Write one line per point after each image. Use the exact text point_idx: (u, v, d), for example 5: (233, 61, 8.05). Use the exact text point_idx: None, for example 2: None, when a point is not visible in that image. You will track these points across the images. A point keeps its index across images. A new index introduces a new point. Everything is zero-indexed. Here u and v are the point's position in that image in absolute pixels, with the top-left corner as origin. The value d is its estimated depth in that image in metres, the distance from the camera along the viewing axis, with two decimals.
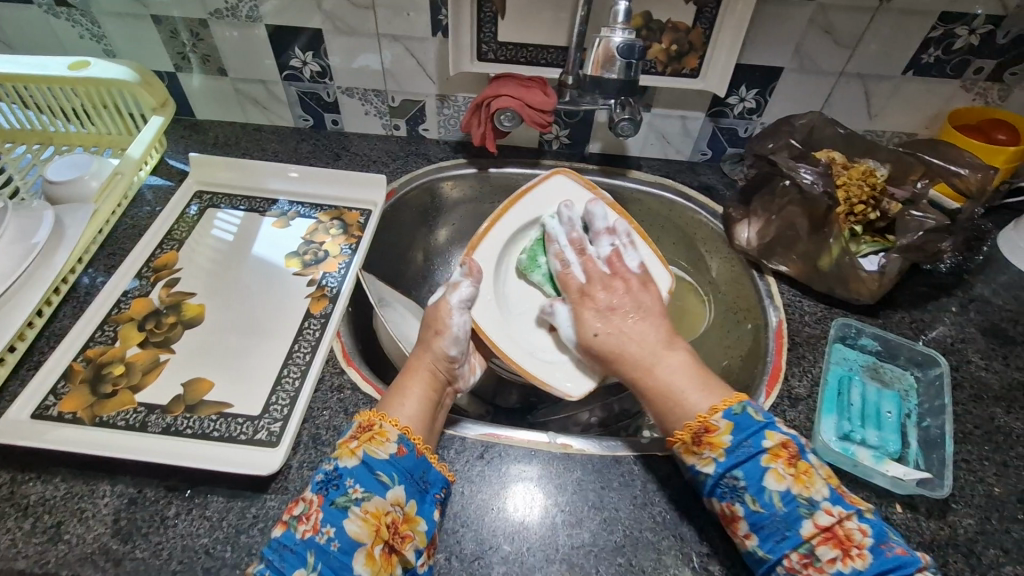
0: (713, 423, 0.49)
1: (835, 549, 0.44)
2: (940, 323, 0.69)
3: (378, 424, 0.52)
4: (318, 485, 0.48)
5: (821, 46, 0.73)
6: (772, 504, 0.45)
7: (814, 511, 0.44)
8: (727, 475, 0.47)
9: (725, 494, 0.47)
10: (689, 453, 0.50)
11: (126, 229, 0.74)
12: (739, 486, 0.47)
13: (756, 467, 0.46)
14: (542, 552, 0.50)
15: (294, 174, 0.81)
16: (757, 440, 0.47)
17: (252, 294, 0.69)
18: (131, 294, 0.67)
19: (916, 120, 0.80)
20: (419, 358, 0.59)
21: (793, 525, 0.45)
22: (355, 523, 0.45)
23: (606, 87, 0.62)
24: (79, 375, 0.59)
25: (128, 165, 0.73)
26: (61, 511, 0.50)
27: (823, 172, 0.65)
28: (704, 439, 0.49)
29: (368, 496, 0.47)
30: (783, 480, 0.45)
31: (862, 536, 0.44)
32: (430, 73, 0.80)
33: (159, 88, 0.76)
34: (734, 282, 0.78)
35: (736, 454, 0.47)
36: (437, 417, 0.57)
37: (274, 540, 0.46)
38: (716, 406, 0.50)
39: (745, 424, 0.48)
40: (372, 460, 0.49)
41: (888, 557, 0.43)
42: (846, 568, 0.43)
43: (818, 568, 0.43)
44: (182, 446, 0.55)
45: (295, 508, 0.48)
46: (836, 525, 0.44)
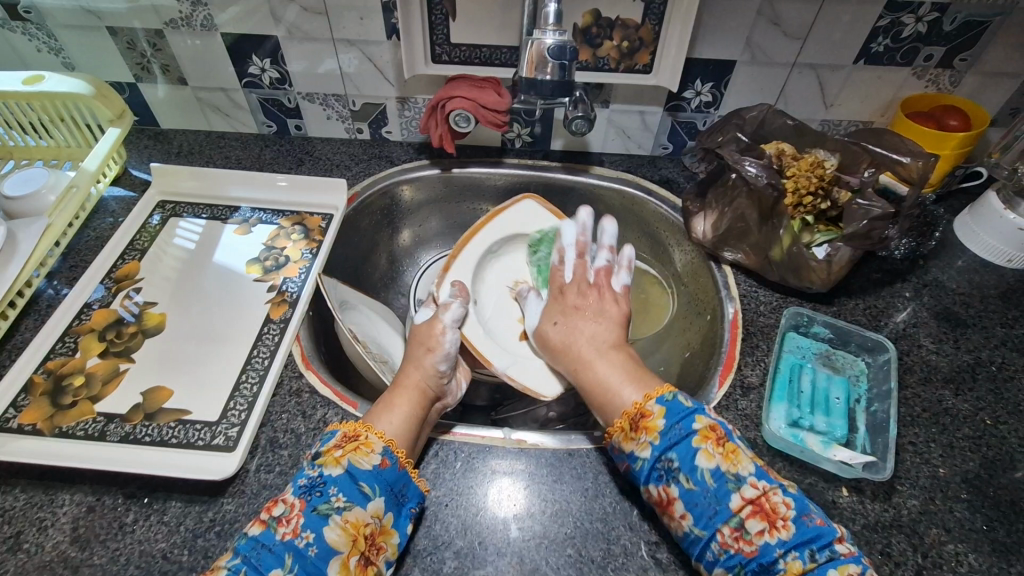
0: (649, 408, 0.53)
1: (762, 522, 0.45)
2: (893, 309, 0.70)
3: (364, 435, 0.52)
4: (300, 490, 0.48)
5: (771, 38, 0.74)
6: (704, 480, 0.48)
7: (741, 485, 0.47)
8: (663, 456, 0.50)
9: (660, 476, 0.49)
10: (627, 441, 0.52)
11: (87, 240, 0.75)
12: (673, 467, 0.49)
13: (688, 448, 0.49)
14: (494, 546, 0.51)
15: (284, 183, 0.82)
16: (688, 423, 0.51)
17: (213, 300, 0.70)
18: (94, 305, 0.68)
19: (870, 109, 0.81)
20: (409, 375, 0.60)
21: (722, 500, 0.47)
22: (334, 531, 0.46)
23: (540, 88, 0.62)
24: (40, 387, 0.60)
25: (83, 178, 0.74)
26: (20, 522, 0.51)
27: (766, 166, 0.66)
28: (641, 424, 0.52)
29: (349, 505, 0.47)
30: (713, 459, 0.48)
31: (786, 509, 0.46)
32: (387, 76, 0.81)
33: (115, 99, 0.77)
34: (694, 274, 0.79)
35: (669, 436, 0.50)
36: (422, 433, 0.56)
37: (251, 539, 0.46)
38: (649, 394, 0.54)
39: (676, 410, 0.52)
40: (356, 470, 0.49)
41: (808, 527, 0.45)
42: (773, 539, 0.45)
43: (748, 540, 0.45)
44: (140, 453, 0.55)
45: (274, 509, 0.47)
46: (760, 497, 0.47)
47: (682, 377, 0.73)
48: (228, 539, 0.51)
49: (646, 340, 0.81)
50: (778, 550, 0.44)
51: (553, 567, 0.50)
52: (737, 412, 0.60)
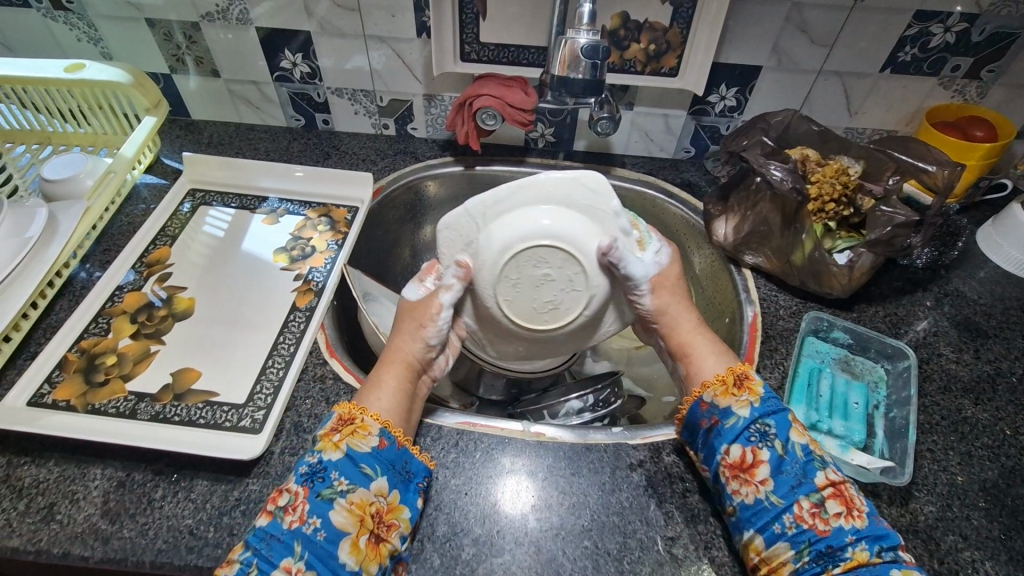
0: (751, 375, 0.54)
1: (840, 505, 0.46)
2: (913, 317, 0.70)
3: (359, 418, 0.52)
4: (303, 476, 0.48)
5: (798, 45, 0.74)
6: (795, 451, 0.49)
7: (826, 467, 0.49)
8: (760, 420, 0.51)
9: (752, 437, 0.50)
10: (725, 395, 0.53)
11: (121, 225, 0.77)
12: (768, 431, 0.50)
13: (785, 419, 0.51)
14: (512, 535, 0.52)
15: (299, 174, 0.83)
16: (782, 401, 0.53)
17: (241, 287, 0.71)
18: (125, 288, 0.70)
19: (895, 118, 0.81)
20: (397, 348, 0.59)
21: (807, 475, 0.48)
22: (341, 514, 0.46)
23: (571, 87, 0.63)
24: (73, 364, 0.62)
25: (121, 164, 0.76)
26: (53, 493, 0.53)
27: (792, 168, 0.67)
28: (745, 383, 0.53)
29: (353, 488, 0.48)
30: (801, 436, 0.51)
31: (861, 502, 0.47)
32: (416, 73, 0.82)
33: (151, 88, 0.79)
34: (713, 276, 0.80)
35: (768, 404, 0.52)
36: (414, 408, 0.57)
37: (261, 530, 0.46)
38: (745, 362, 0.56)
39: (771, 386, 0.54)
40: (355, 453, 0.49)
41: (880, 524, 0.46)
42: (849, 525, 0.45)
43: (824, 518, 0.46)
44: (170, 432, 0.57)
45: (279, 499, 0.47)
46: (841, 485, 0.48)
47: None
48: (253, 518, 0.52)
49: None
50: (851, 535, 0.45)
51: (569, 557, 0.51)
52: None
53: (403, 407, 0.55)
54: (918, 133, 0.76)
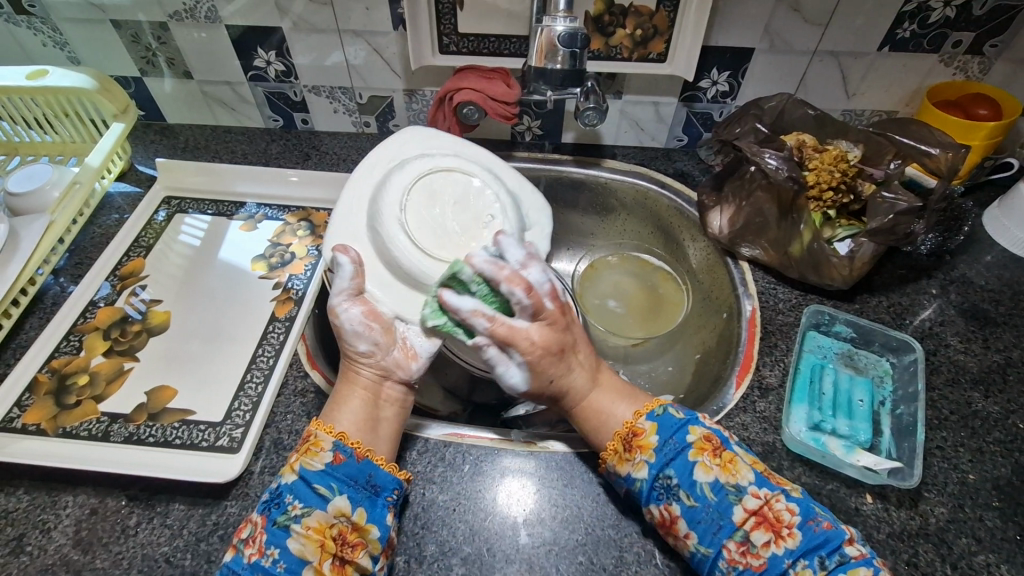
0: (641, 425, 0.50)
1: (767, 533, 0.44)
2: (918, 307, 0.67)
3: (313, 434, 0.50)
4: (263, 505, 0.47)
5: (791, 25, 0.71)
6: (704, 496, 0.46)
7: (742, 496, 0.46)
8: (661, 475, 0.48)
9: (661, 496, 0.47)
10: (622, 462, 0.50)
11: (92, 237, 0.74)
12: (672, 485, 0.47)
13: (684, 464, 0.48)
14: (502, 553, 0.50)
15: (294, 178, 0.80)
16: (680, 437, 0.49)
17: (218, 298, 0.68)
18: (99, 302, 0.67)
19: (894, 98, 0.78)
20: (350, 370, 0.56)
21: (725, 514, 0.45)
22: (298, 541, 0.45)
23: (551, 78, 0.61)
24: (43, 386, 0.59)
25: (87, 174, 0.72)
26: (23, 524, 0.51)
27: (787, 155, 0.63)
28: (634, 443, 0.50)
29: (308, 511, 0.46)
30: (711, 471, 0.47)
31: (790, 516, 0.45)
32: (395, 68, 0.79)
33: (119, 93, 0.76)
34: (710, 270, 0.77)
35: (666, 453, 0.48)
36: (384, 415, 0.54)
37: (225, 566, 0.45)
38: (638, 410, 0.52)
39: (668, 424, 0.50)
40: (308, 473, 0.47)
41: (816, 533, 0.44)
42: (781, 550, 0.44)
43: (755, 553, 0.44)
44: (144, 454, 0.55)
45: (244, 531, 0.46)
46: (764, 507, 0.45)
47: (697, 376, 0.71)
48: (232, 542, 0.50)
49: (657, 340, 0.80)
50: (785, 561, 0.43)
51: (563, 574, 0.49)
52: (755, 414, 0.58)
53: (365, 422, 0.52)
54: (920, 114, 0.73)
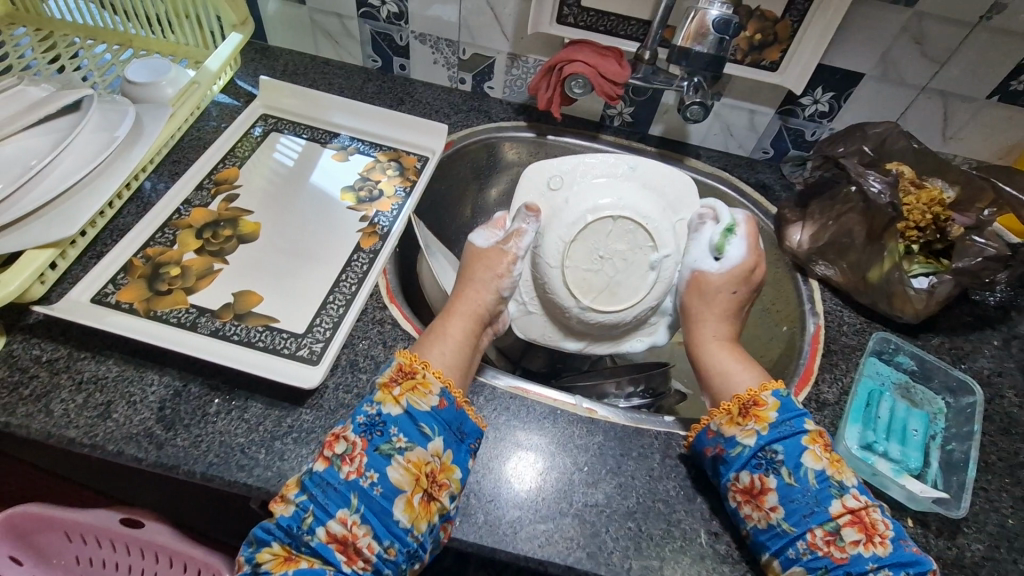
0: (763, 397, 0.53)
1: (859, 533, 0.46)
2: (979, 354, 0.68)
3: (422, 373, 0.52)
4: (361, 428, 0.49)
5: (907, 57, 0.71)
6: (806, 479, 0.48)
7: (843, 493, 0.47)
8: (767, 448, 0.50)
9: (759, 465, 0.50)
10: (731, 423, 0.52)
11: (192, 140, 0.76)
12: (776, 459, 0.49)
13: (796, 445, 0.49)
14: (556, 504, 0.52)
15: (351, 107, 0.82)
16: (797, 422, 0.51)
17: (306, 219, 0.70)
18: (192, 203, 0.69)
19: (989, 149, 0.78)
20: (462, 301, 0.61)
21: (822, 503, 0.47)
22: (398, 471, 0.47)
23: (693, 60, 0.65)
24: (137, 270, 0.62)
25: (205, 77, 0.74)
26: (112, 392, 0.53)
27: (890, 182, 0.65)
28: (751, 410, 0.52)
29: (410, 446, 0.48)
30: (819, 461, 0.49)
31: (885, 528, 0.46)
32: (505, 29, 0.80)
33: (242, 5, 0.77)
34: (775, 283, 0.78)
35: (779, 429, 0.50)
36: (473, 358, 0.59)
37: (317, 475, 0.47)
38: (766, 384, 0.54)
39: (789, 407, 0.52)
40: (415, 411, 0.50)
41: (906, 551, 0.46)
42: (868, 552, 0.45)
43: (840, 547, 0.46)
44: (229, 350, 0.57)
45: (336, 446, 0.48)
46: (861, 510, 0.47)
47: None
48: (304, 446, 0.52)
49: None
50: (869, 563, 0.45)
51: (612, 536, 0.51)
52: None
53: (455, 358, 0.56)
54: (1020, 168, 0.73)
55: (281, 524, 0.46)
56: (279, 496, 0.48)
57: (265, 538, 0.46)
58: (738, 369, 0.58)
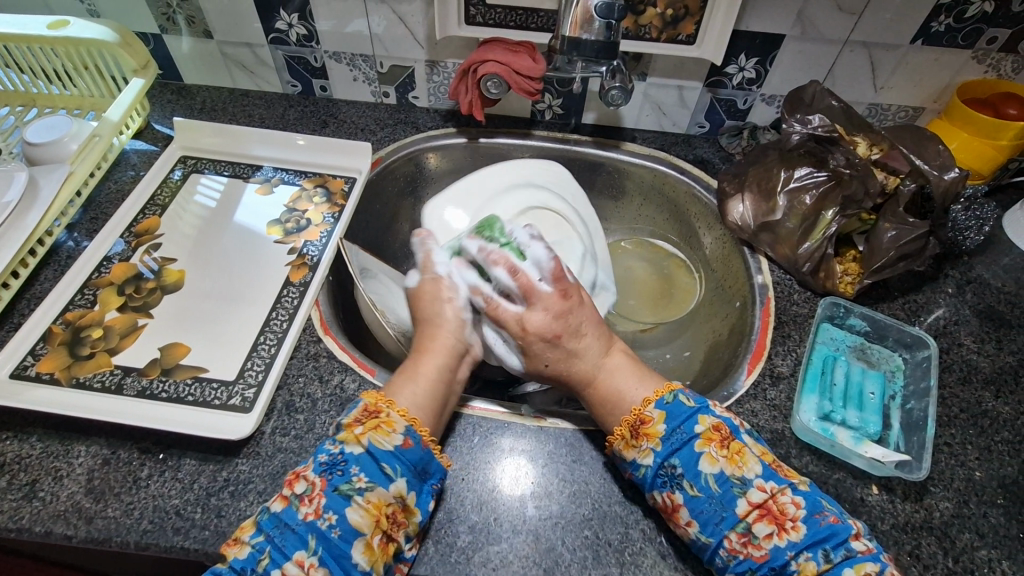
0: (649, 414, 0.51)
1: (770, 525, 0.45)
2: (934, 305, 0.67)
3: (386, 412, 0.49)
4: (322, 468, 0.47)
5: (825, 12, 0.70)
6: (708, 487, 0.47)
7: (747, 488, 0.46)
8: (666, 463, 0.48)
9: (664, 483, 0.48)
10: (628, 448, 0.50)
11: (108, 193, 0.74)
12: (676, 474, 0.48)
13: (690, 453, 0.48)
14: (509, 523, 0.50)
15: (300, 142, 0.79)
16: (689, 426, 0.50)
17: (232, 259, 0.68)
18: (113, 258, 0.67)
19: (922, 94, 0.77)
20: (438, 340, 0.56)
21: (728, 506, 0.46)
22: (356, 513, 0.45)
23: (584, 49, 0.63)
24: (57, 337, 0.60)
25: (106, 128, 0.72)
26: (36, 470, 0.51)
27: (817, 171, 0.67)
28: (641, 430, 0.50)
29: (371, 487, 0.46)
30: (716, 463, 0.47)
31: (795, 510, 0.46)
32: (418, 37, 0.78)
33: (140, 48, 0.75)
34: (724, 259, 0.77)
35: (672, 441, 0.49)
36: (448, 400, 0.55)
37: (275, 516, 0.45)
38: (649, 397, 0.52)
39: (678, 412, 0.50)
40: (377, 450, 0.47)
41: (821, 527, 0.45)
42: (783, 542, 0.44)
43: (756, 544, 0.45)
44: (157, 408, 0.55)
45: (296, 486, 0.46)
46: (769, 500, 0.46)
47: (706, 364, 0.71)
48: (242, 499, 0.50)
49: (667, 327, 0.79)
50: (788, 554, 0.44)
51: (568, 547, 0.49)
52: (765, 402, 0.58)
53: (429, 404, 0.52)
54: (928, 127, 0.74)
55: (233, 567, 0.43)
56: (233, 539, 0.45)
57: None
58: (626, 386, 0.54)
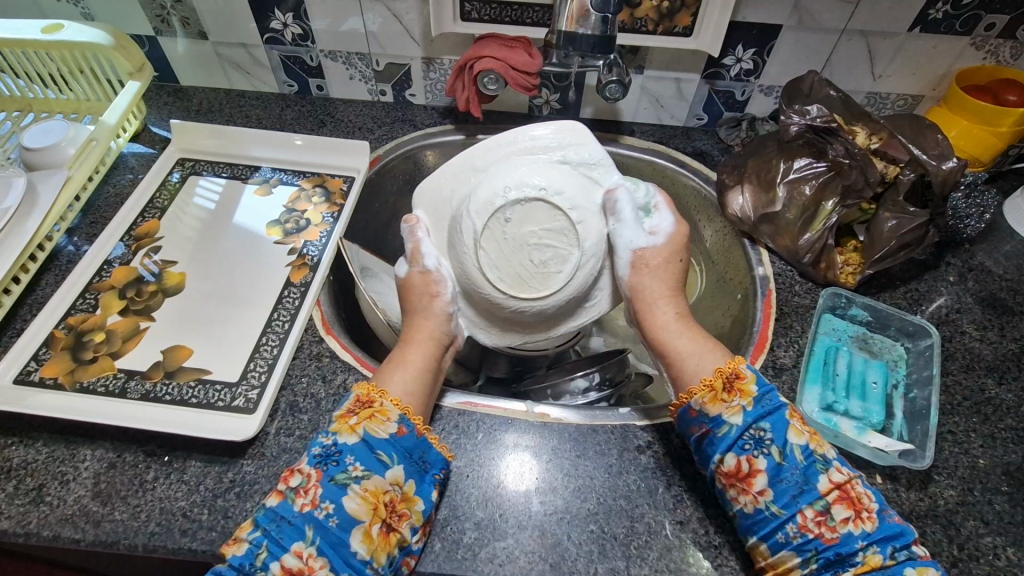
0: (743, 371, 0.51)
1: (847, 510, 0.45)
2: (936, 294, 0.67)
3: (378, 402, 0.51)
4: (317, 459, 0.47)
5: (821, 1, 0.69)
6: (794, 456, 0.47)
7: (829, 468, 0.47)
8: (753, 426, 0.48)
9: (746, 446, 0.48)
10: (715, 402, 0.50)
11: (106, 196, 0.74)
12: (763, 438, 0.48)
13: (780, 420, 0.48)
14: (515, 518, 0.51)
15: (298, 142, 0.79)
16: (778, 396, 0.50)
17: (233, 260, 0.68)
18: (114, 262, 0.67)
19: (920, 82, 0.76)
20: (419, 329, 0.59)
21: (810, 480, 0.46)
22: (355, 501, 0.45)
23: (580, 44, 0.62)
24: (60, 342, 0.60)
25: (103, 132, 0.71)
26: (43, 474, 0.52)
27: (814, 164, 0.67)
28: (735, 386, 0.50)
29: (368, 475, 0.47)
30: (802, 436, 0.48)
31: (870, 501, 0.46)
32: (414, 34, 0.78)
33: (135, 51, 0.74)
34: (725, 252, 0.76)
35: (762, 406, 0.49)
36: (435, 385, 0.57)
37: (271, 510, 0.45)
38: (734, 360, 0.52)
39: (768, 381, 0.51)
40: (372, 439, 0.48)
41: (891, 523, 0.45)
42: (857, 529, 0.44)
43: (830, 526, 0.45)
44: (161, 411, 0.55)
45: (291, 480, 0.47)
46: (847, 484, 0.46)
47: None
48: (248, 500, 0.51)
49: None
50: (859, 541, 0.44)
51: (574, 542, 0.49)
52: None
53: (419, 389, 0.54)
54: (927, 116, 0.74)
55: (232, 565, 0.43)
56: (231, 538, 0.45)
57: None
58: (692, 353, 0.55)
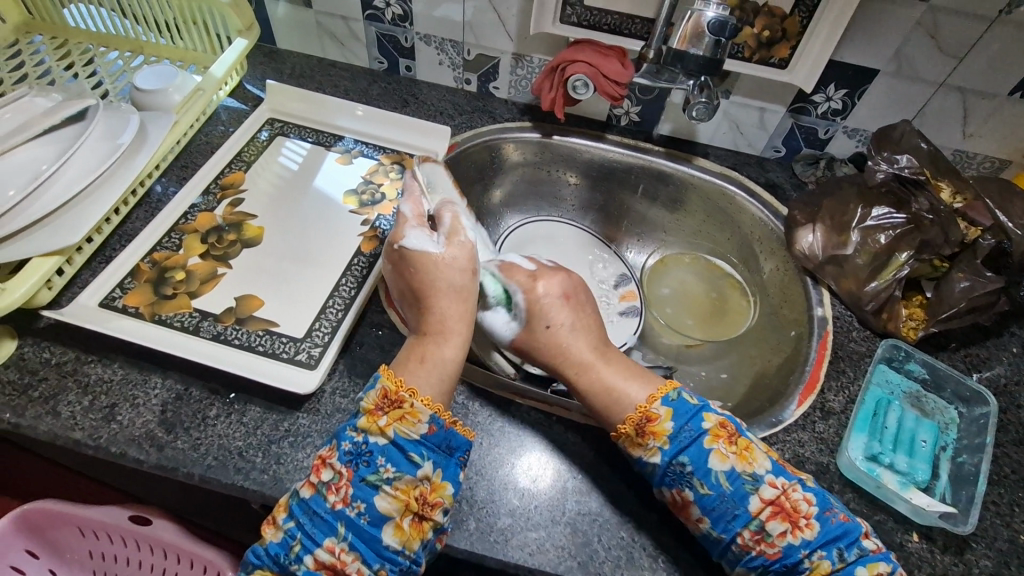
0: (654, 411, 0.51)
1: (784, 523, 0.47)
2: (996, 362, 0.66)
3: (409, 402, 0.49)
4: (347, 457, 0.48)
5: (923, 52, 0.69)
6: (718, 484, 0.48)
7: (759, 486, 0.48)
8: (674, 461, 0.49)
9: (673, 480, 0.49)
10: (634, 446, 0.51)
11: (200, 144, 0.77)
12: (685, 471, 0.48)
13: (700, 450, 0.49)
14: (548, 512, 0.52)
15: (359, 113, 0.82)
16: (695, 423, 0.50)
17: (309, 222, 0.71)
18: (198, 208, 0.70)
19: (1012, 146, 0.75)
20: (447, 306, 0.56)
21: (740, 503, 0.47)
22: (386, 500, 0.47)
23: (688, 62, 0.64)
24: (144, 274, 0.63)
25: (210, 84, 0.76)
26: (116, 395, 0.55)
27: (896, 215, 0.66)
28: (647, 429, 0.50)
29: (399, 476, 0.47)
30: (726, 460, 0.48)
31: (808, 506, 0.47)
32: (509, 29, 0.79)
33: (246, 9, 0.78)
34: (783, 286, 0.76)
35: (680, 440, 0.49)
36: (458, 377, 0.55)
37: (305, 502, 0.47)
38: (653, 394, 0.52)
39: (684, 409, 0.51)
40: (403, 440, 0.48)
41: (833, 524, 0.47)
42: (797, 539, 0.46)
43: (769, 543, 0.47)
44: (227, 353, 0.58)
45: (324, 473, 0.48)
46: (780, 497, 0.47)
47: (752, 390, 0.70)
48: (300, 450, 0.53)
49: (714, 346, 0.80)
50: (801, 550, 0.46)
51: (604, 545, 0.51)
52: (813, 434, 0.58)
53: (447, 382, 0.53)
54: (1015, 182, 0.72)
55: (271, 551, 0.47)
56: (270, 519, 0.49)
57: (256, 560, 0.48)
58: (624, 381, 0.54)
